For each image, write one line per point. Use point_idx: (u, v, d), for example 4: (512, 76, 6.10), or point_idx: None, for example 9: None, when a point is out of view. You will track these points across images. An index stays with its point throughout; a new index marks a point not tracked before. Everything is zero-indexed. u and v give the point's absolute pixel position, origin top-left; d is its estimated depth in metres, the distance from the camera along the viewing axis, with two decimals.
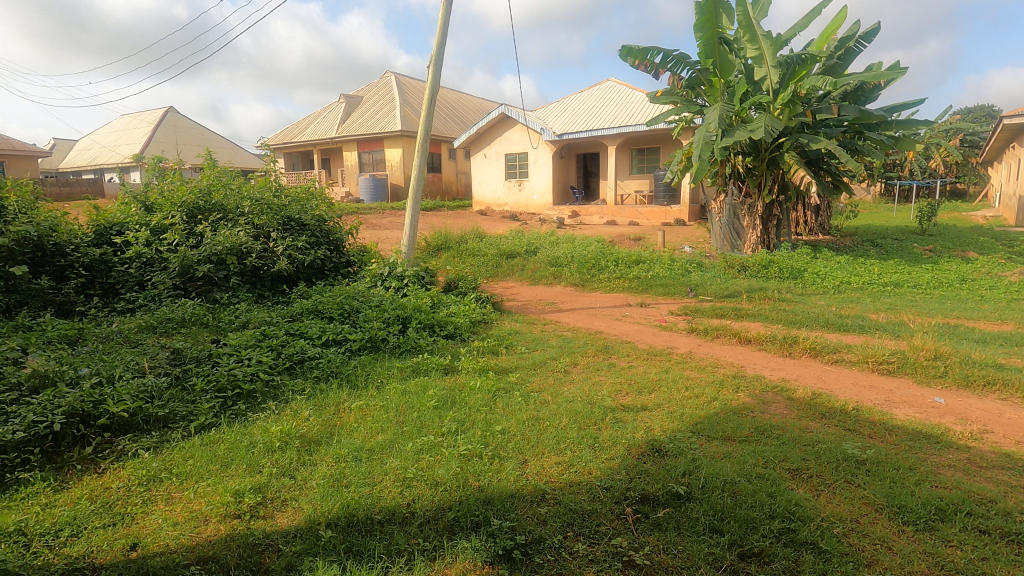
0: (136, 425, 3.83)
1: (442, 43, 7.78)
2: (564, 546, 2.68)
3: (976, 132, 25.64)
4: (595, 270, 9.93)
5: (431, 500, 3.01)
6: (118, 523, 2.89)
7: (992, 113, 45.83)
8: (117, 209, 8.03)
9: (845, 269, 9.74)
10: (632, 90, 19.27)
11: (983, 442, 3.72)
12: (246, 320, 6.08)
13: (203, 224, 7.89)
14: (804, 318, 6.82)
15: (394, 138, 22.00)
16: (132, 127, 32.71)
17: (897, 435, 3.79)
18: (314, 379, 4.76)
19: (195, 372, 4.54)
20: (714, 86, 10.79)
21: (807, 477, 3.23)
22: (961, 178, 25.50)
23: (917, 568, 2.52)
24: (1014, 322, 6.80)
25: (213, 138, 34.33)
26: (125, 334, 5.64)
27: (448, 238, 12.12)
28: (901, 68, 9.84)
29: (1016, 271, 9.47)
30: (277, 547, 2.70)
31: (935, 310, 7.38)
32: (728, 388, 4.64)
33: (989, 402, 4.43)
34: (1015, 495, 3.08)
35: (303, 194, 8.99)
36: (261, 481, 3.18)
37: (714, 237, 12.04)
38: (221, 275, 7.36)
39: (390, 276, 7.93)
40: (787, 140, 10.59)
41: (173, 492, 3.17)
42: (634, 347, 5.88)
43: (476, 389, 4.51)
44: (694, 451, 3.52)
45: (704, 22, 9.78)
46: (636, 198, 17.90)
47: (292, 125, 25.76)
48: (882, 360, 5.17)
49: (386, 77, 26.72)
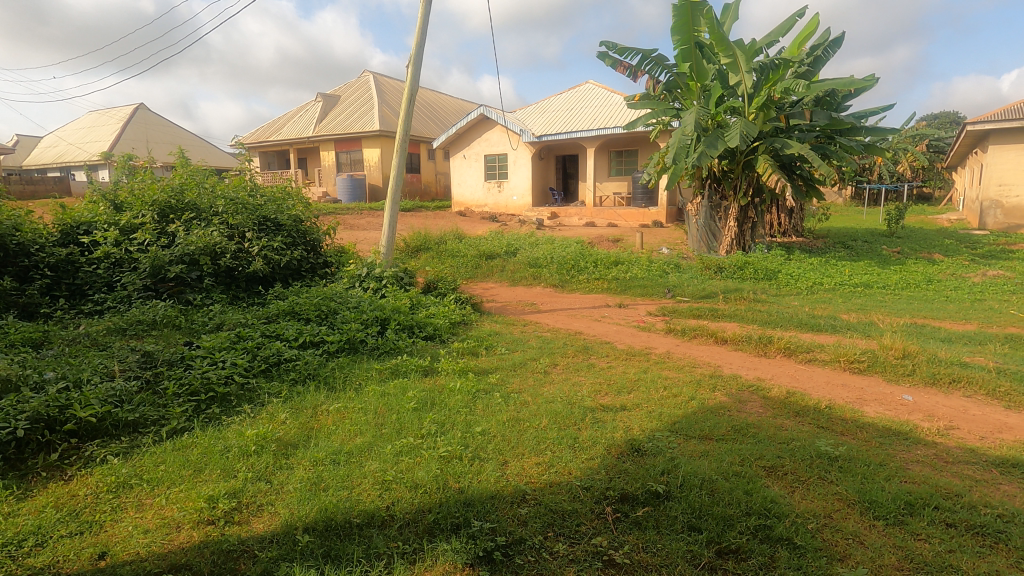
0: (104, 430, 3.72)
1: (421, 42, 7.74)
2: (544, 547, 2.68)
3: (941, 137, 26.60)
4: (574, 271, 9.98)
5: (410, 502, 2.98)
6: (86, 532, 2.80)
7: (956, 119, 47.37)
8: (84, 208, 7.76)
9: (818, 270, 10.00)
10: (610, 92, 19.48)
11: (949, 438, 3.83)
12: (220, 322, 5.93)
13: (176, 224, 7.71)
14: (778, 318, 6.96)
15: (372, 138, 21.79)
16: (99, 123, 31.79)
17: (868, 432, 3.88)
18: (290, 382, 4.68)
19: (166, 376, 4.42)
20: (690, 90, 10.99)
21: (782, 474, 3.29)
22: (927, 182, 26.34)
23: (888, 561, 2.58)
24: (977, 322, 7.02)
25: (186, 136, 33.60)
26: (92, 337, 5.45)
27: (427, 239, 12.06)
28: (872, 77, 10.07)
29: (979, 273, 9.82)
30: (253, 553, 2.65)
31: (903, 310, 7.62)
32: (705, 387, 4.70)
33: (955, 400, 4.57)
34: (979, 489, 3.19)
35: (279, 193, 8.88)
36: (236, 487, 3.11)
37: (690, 238, 12.25)
38: (195, 276, 7.18)
39: (368, 276, 7.86)
40: (762, 144, 10.79)
41: (143, 499, 3.09)
42: (613, 348, 5.91)
43: (455, 390, 4.49)
44: (673, 450, 3.56)
45: (680, 25, 9.89)
46: (614, 199, 18.14)
47: (268, 124, 25.38)
48: (853, 359, 5.30)
49: (364, 77, 26.51)
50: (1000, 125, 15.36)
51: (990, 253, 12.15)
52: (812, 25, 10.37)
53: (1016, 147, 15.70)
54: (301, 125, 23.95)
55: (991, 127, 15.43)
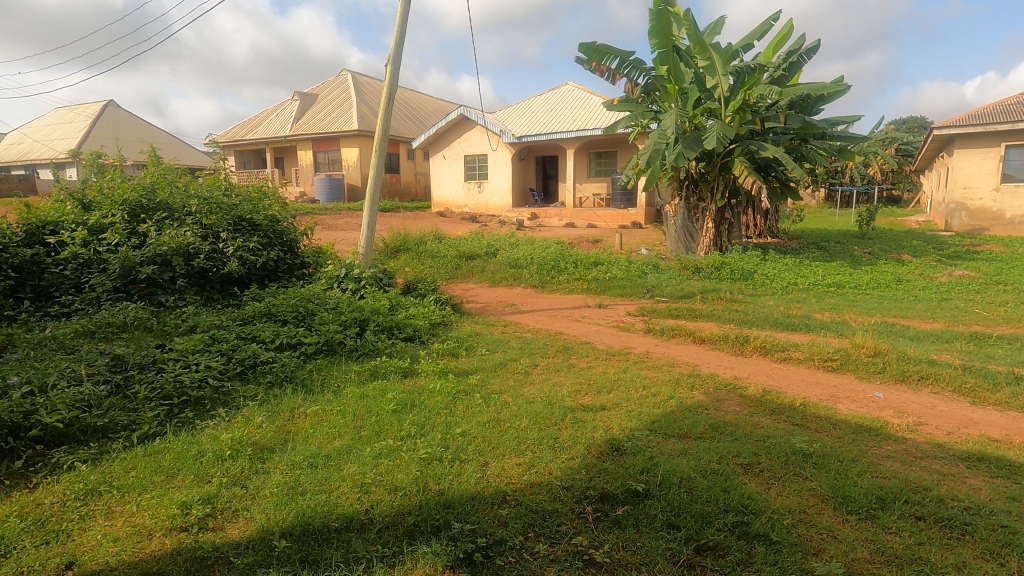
0: (71, 436, 3.62)
1: (400, 42, 7.69)
2: (525, 547, 2.68)
3: (909, 141, 27.42)
4: (554, 271, 10.02)
5: (390, 505, 2.95)
6: (52, 541, 2.71)
7: (923, 125, 48.88)
8: (50, 207, 7.51)
9: (792, 270, 10.20)
10: (589, 93, 19.62)
11: (918, 434, 3.94)
12: (194, 324, 5.82)
13: (147, 223, 7.52)
14: (754, 318, 7.07)
15: (351, 138, 21.57)
16: (67, 119, 30.87)
17: (842, 429, 3.97)
18: (267, 385, 4.59)
19: (137, 380, 4.31)
20: (668, 93, 11.11)
21: (759, 471, 3.35)
22: (897, 185, 27.03)
23: (861, 555, 2.64)
24: (944, 322, 7.22)
25: (157, 133, 32.73)
26: (59, 341, 5.28)
27: (407, 239, 11.98)
28: (843, 82, 10.30)
29: (946, 273, 10.13)
30: (228, 560, 2.59)
31: (874, 310, 7.79)
32: (684, 386, 4.75)
33: (923, 396, 4.70)
34: (947, 483, 3.28)
35: (255, 193, 8.72)
36: (210, 492, 3.05)
37: (669, 239, 12.39)
38: (167, 277, 7.02)
39: (347, 277, 7.77)
40: (738, 146, 10.95)
41: (113, 506, 3.00)
42: (593, 348, 5.95)
43: (436, 391, 4.47)
44: (652, 449, 3.59)
45: (657, 29, 10.01)
46: (594, 201, 18.29)
47: (244, 122, 24.95)
48: (827, 357, 5.42)
49: (342, 76, 26.22)
50: (964, 130, 15.88)
51: (955, 254, 12.53)
52: (785, 30, 10.59)
53: (980, 151, 16.24)
54: (278, 124, 23.58)
55: (956, 131, 15.93)
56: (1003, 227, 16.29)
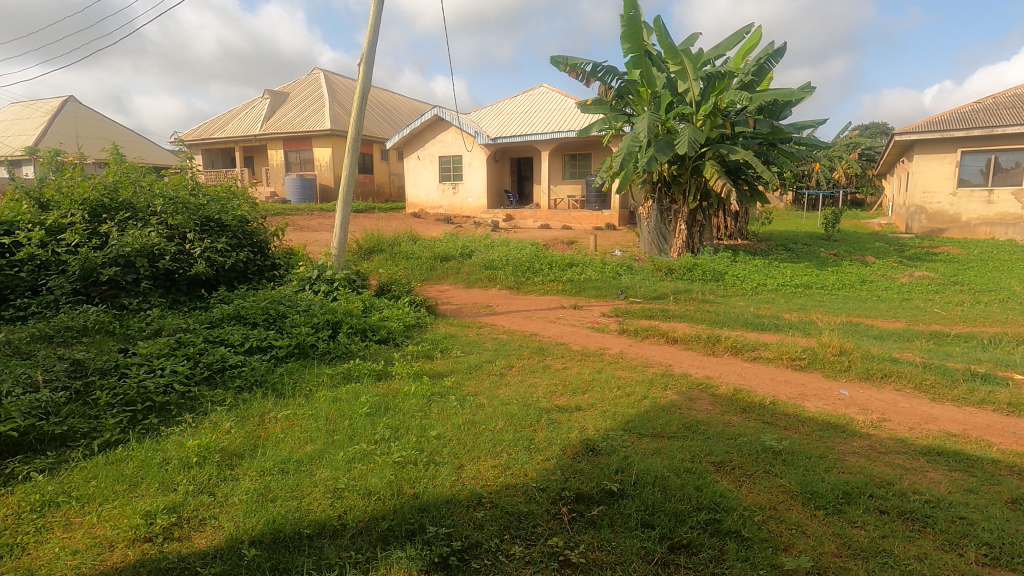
0: (27, 446, 3.47)
1: (373, 42, 7.61)
2: (501, 549, 2.67)
3: (870, 146, 28.45)
4: (529, 273, 10.05)
5: (363, 510, 2.91)
6: (6, 555, 2.59)
7: (884, 130, 50.70)
8: (4, 207, 7.19)
9: (761, 271, 10.43)
10: (564, 96, 19.74)
11: (881, 430, 4.07)
12: (158, 327, 5.63)
13: (109, 224, 7.25)
14: (725, 318, 7.21)
15: (323, 137, 21.25)
16: (23, 115, 29.64)
17: (809, 426, 4.07)
18: (235, 390, 4.48)
19: (98, 386, 4.15)
20: (641, 96, 11.25)
21: (730, 469, 3.40)
22: (860, 188, 27.99)
23: (828, 549, 2.71)
24: (905, 320, 7.49)
25: (120, 132, 31.63)
26: (14, 345, 5.04)
27: (381, 240, 11.85)
28: (810, 88, 10.59)
29: (907, 274, 10.49)
30: (194, 570, 2.52)
31: (839, 310, 8.01)
32: (657, 387, 4.80)
33: (886, 393, 4.85)
34: (908, 476, 3.40)
35: (224, 193, 8.51)
36: (175, 501, 2.95)
37: (642, 240, 12.55)
38: (130, 279, 6.81)
39: (319, 279, 7.63)
40: (709, 150, 11.15)
41: (72, 518, 2.88)
42: (568, 348, 5.99)
43: (410, 394, 4.42)
44: (627, 448, 3.62)
45: (629, 34, 10.15)
46: (568, 202, 18.42)
47: (212, 120, 24.34)
48: (795, 356, 5.55)
49: (314, 74, 25.83)
50: (923, 136, 16.46)
51: (916, 256, 12.99)
52: (754, 37, 10.83)
53: (938, 157, 16.82)
54: (247, 122, 23.08)
55: (916, 137, 16.54)
56: (959, 230, 16.95)
